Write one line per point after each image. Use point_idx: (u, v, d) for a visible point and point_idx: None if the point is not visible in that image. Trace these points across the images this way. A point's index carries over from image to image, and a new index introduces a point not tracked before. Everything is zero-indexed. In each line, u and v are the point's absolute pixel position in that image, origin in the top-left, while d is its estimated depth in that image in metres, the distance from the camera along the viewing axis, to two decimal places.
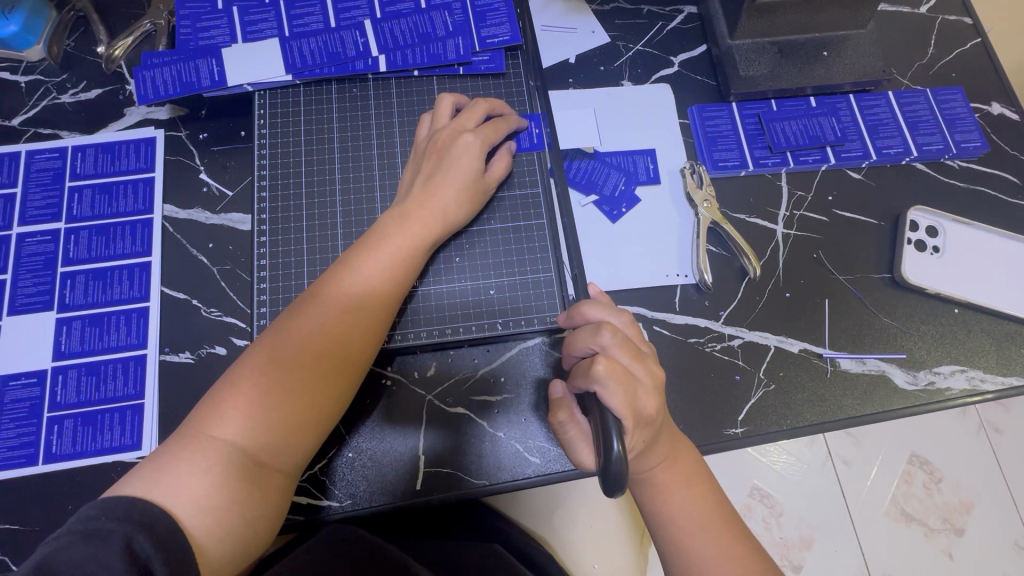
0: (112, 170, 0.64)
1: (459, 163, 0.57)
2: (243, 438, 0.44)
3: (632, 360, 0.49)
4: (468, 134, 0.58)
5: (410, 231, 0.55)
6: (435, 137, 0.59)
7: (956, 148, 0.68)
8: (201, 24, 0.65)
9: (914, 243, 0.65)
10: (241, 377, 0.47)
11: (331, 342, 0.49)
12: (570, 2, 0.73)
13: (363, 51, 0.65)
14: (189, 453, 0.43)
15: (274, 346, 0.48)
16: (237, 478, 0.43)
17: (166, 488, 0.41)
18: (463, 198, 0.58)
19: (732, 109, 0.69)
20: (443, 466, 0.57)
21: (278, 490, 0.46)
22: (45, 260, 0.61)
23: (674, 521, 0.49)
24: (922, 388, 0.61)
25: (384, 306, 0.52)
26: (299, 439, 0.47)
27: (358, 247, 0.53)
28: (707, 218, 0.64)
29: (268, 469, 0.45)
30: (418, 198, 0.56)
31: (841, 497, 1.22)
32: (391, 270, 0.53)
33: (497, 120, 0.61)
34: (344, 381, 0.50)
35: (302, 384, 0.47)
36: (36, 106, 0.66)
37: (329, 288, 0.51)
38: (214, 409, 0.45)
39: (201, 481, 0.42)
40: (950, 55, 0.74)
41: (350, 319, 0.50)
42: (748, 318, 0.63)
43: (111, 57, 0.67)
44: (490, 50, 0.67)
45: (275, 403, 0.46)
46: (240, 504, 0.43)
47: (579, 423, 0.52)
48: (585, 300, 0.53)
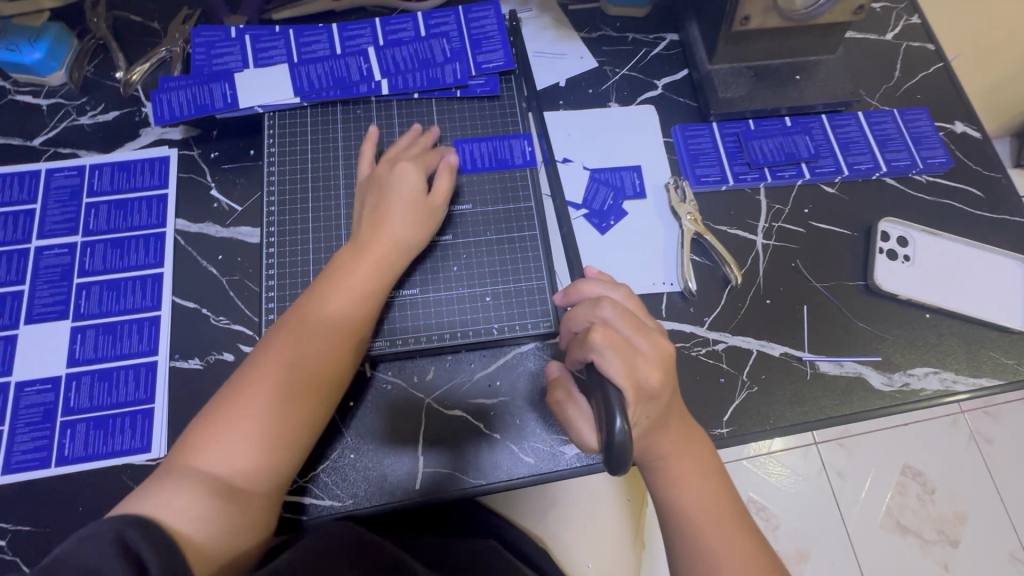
0: (128, 187, 0.68)
1: (399, 190, 0.61)
2: (220, 465, 0.47)
3: (634, 332, 0.52)
4: (404, 164, 0.62)
5: (369, 260, 0.58)
6: (375, 172, 0.63)
7: (922, 164, 0.73)
8: (215, 51, 0.69)
9: (886, 253, 0.69)
10: (215, 411, 0.50)
11: (306, 368, 0.52)
12: (560, 30, 0.78)
13: (367, 76, 0.69)
14: (169, 484, 0.46)
15: (251, 374, 0.51)
16: (220, 497, 0.46)
17: (154, 507, 0.44)
18: (411, 221, 0.60)
19: (713, 129, 0.74)
20: (442, 466, 0.59)
21: (261, 506, 0.49)
22: (62, 271, 0.64)
23: (683, 508, 0.52)
24: (897, 389, 0.64)
25: (355, 329, 0.56)
26: (278, 459, 0.50)
27: (322, 278, 0.57)
28: (691, 230, 0.68)
29: (249, 488, 0.48)
30: (370, 228, 0.60)
31: (837, 509, 1.24)
32: (358, 297, 0.56)
33: (427, 152, 0.65)
34: (320, 402, 0.53)
35: (278, 408, 0.50)
36: (56, 128, 0.70)
37: (300, 319, 0.54)
38: (195, 440, 0.48)
39: (186, 500, 0.45)
40: (915, 78, 0.79)
41: (324, 346, 0.53)
42: (731, 323, 0.66)
43: (128, 81, 0.71)
44: (485, 74, 0.72)
45: (252, 428, 0.49)
46: (225, 518, 0.46)
47: (578, 403, 0.56)
48: (584, 278, 0.57)
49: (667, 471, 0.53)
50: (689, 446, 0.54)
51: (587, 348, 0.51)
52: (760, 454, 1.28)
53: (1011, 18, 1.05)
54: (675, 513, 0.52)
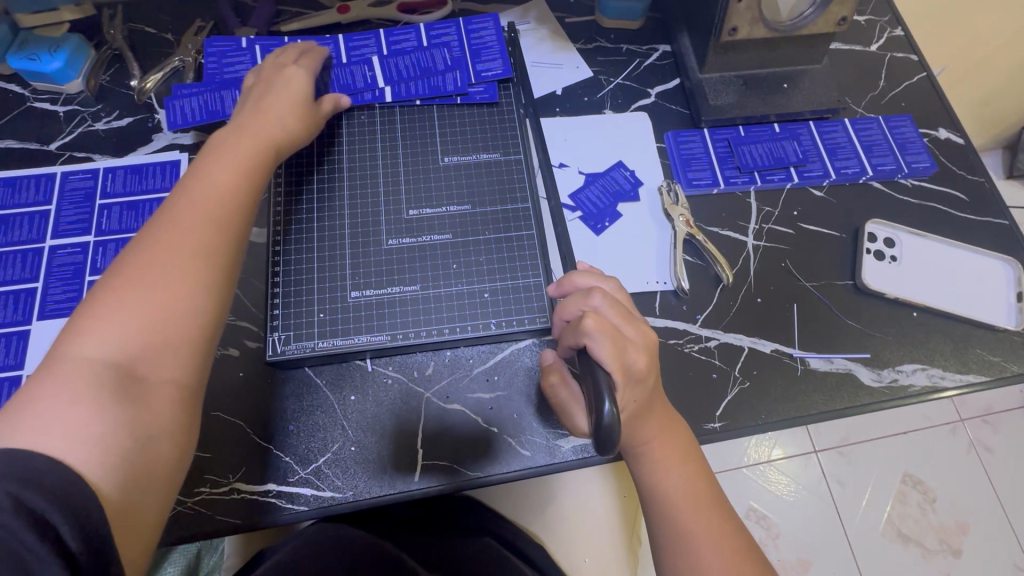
0: (139, 189, 0.70)
1: (287, 88, 0.64)
2: (111, 351, 0.43)
3: (622, 320, 0.54)
4: (291, 65, 0.66)
5: (239, 145, 0.57)
6: (260, 72, 0.66)
7: (907, 168, 0.75)
8: (226, 60, 0.72)
9: (873, 253, 0.71)
10: (104, 295, 0.45)
11: (182, 241, 0.48)
12: (558, 42, 0.82)
13: (371, 84, 0.72)
14: (56, 381, 0.41)
15: (144, 248, 0.48)
16: (112, 397, 0.41)
17: (29, 427, 0.38)
18: (294, 115, 0.63)
19: (705, 135, 0.77)
20: (440, 459, 0.60)
21: (166, 404, 0.44)
22: (74, 270, 0.66)
23: (666, 495, 0.53)
24: (886, 385, 0.66)
25: (244, 205, 0.54)
26: (181, 333, 0.46)
27: (197, 161, 0.56)
28: (683, 231, 0.70)
29: (148, 383, 0.44)
30: (246, 121, 0.60)
31: (839, 520, 1.24)
32: (237, 173, 0.55)
33: (313, 53, 0.69)
34: (220, 270, 0.49)
35: (179, 275, 0.47)
36: (72, 133, 0.73)
37: (189, 195, 0.52)
38: (74, 330, 0.43)
39: (69, 411, 0.40)
40: (899, 87, 0.82)
41: (220, 212, 0.51)
42: (723, 321, 0.68)
43: (143, 89, 0.75)
44: (485, 82, 0.75)
45: (144, 302, 0.45)
46: (124, 425, 0.41)
47: (570, 386, 0.58)
48: (575, 271, 0.60)
49: (653, 459, 0.54)
50: (674, 434, 0.55)
51: (577, 334, 0.53)
52: (760, 463, 1.28)
53: (994, 33, 1.09)
54: (658, 500, 0.54)
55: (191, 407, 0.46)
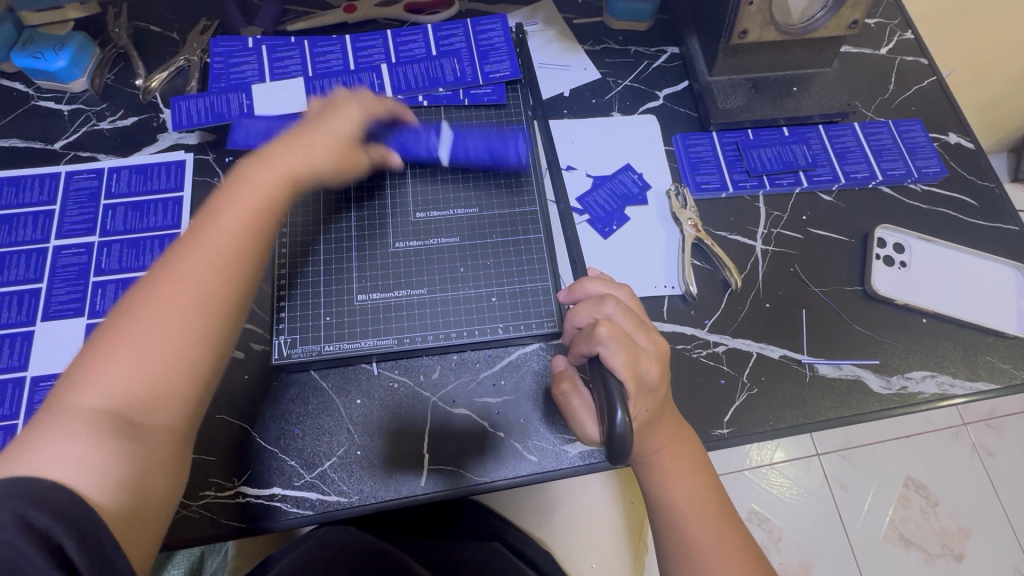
0: (144, 189, 0.70)
1: (333, 127, 0.60)
2: (118, 388, 0.44)
3: (635, 328, 0.54)
4: (358, 102, 0.62)
5: (255, 183, 0.54)
6: (318, 107, 0.62)
7: (917, 173, 0.75)
8: (233, 60, 0.72)
9: (882, 258, 0.71)
10: (119, 329, 0.45)
11: (198, 281, 0.48)
12: (565, 43, 0.81)
13: (378, 91, 0.71)
14: (60, 416, 0.42)
15: (149, 291, 0.47)
16: (109, 435, 0.42)
17: (39, 456, 0.40)
18: (329, 154, 0.59)
19: (713, 138, 0.76)
20: (447, 464, 0.60)
21: (165, 443, 0.45)
22: (79, 270, 0.66)
23: (673, 504, 0.53)
24: (895, 392, 0.65)
25: (257, 238, 0.52)
26: (178, 378, 0.46)
27: (213, 199, 0.53)
28: (692, 235, 0.70)
29: (146, 424, 0.44)
30: (269, 158, 0.56)
31: (841, 523, 1.24)
32: (250, 216, 0.52)
33: (386, 101, 0.66)
34: (219, 322, 0.48)
35: (190, 317, 0.47)
36: (77, 132, 0.73)
37: (198, 236, 0.50)
38: (78, 373, 0.44)
39: (69, 445, 0.40)
40: (909, 91, 0.81)
41: (227, 261, 0.50)
42: (731, 326, 0.67)
43: (148, 89, 0.74)
44: (492, 83, 0.74)
45: (146, 348, 0.45)
46: (124, 458, 0.42)
47: (582, 394, 0.57)
48: (586, 278, 0.59)
49: (660, 468, 0.54)
50: (682, 444, 0.55)
51: (590, 343, 0.53)
52: (763, 465, 1.28)
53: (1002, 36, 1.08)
54: (665, 509, 0.53)
55: (184, 444, 0.47)
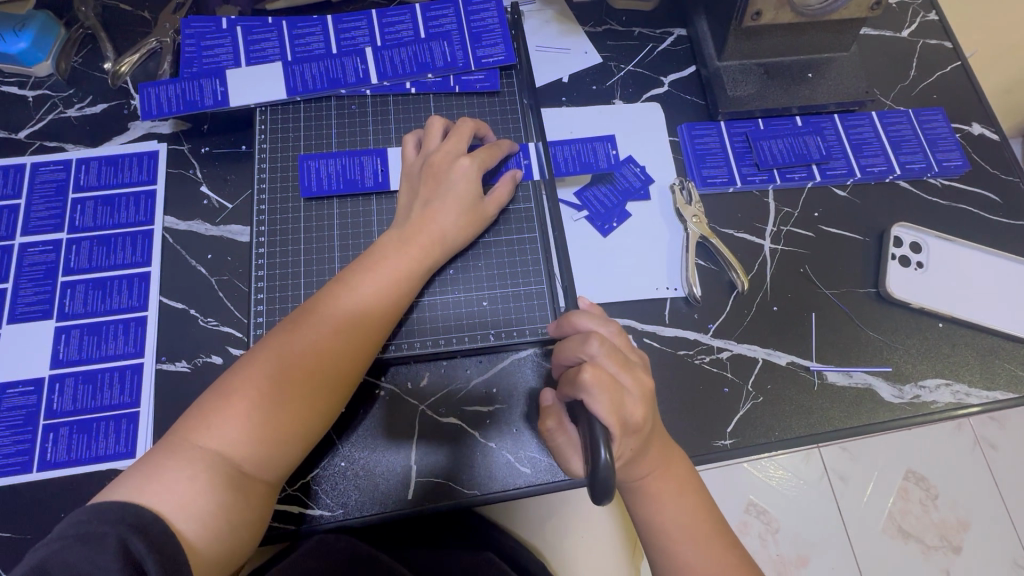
0: (115, 182, 0.66)
1: (457, 188, 0.59)
2: (231, 448, 0.45)
3: (620, 368, 0.50)
4: (463, 159, 0.59)
5: (410, 253, 0.56)
6: (429, 160, 0.60)
7: (938, 167, 0.70)
8: (206, 42, 0.67)
9: (898, 259, 0.67)
10: (236, 387, 0.48)
11: (315, 357, 0.50)
12: (564, 24, 0.76)
13: (362, 78, 0.66)
14: (177, 461, 0.44)
15: (274, 361, 0.49)
16: (221, 485, 0.44)
17: (153, 494, 0.42)
18: (461, 219, 0.59)
19: (721, 128, 0.72)
20: (436, 476, 0.57)
21: (260, 497, 0.47)
22: (46, 269, 0.62)
23: (664, 528, 0.50)
24: (908, 401, 0.62)
25: (380, 323, 0.53)
26: (289, 445, 0.48)
27: (356, 268, 0.55)
28: (697, 233, 0.66)
29: (251, 479, 0.46)
30: (415, 223, 0.57)
31: (839, 514, 1.21)
32: (389, 294, 0.54)
33: (492, 146, 0.62)
34: (332, 397, 0.50)
35: (306, 393, 0.49)
36: (43, 120, 0.68)
37: (325, 311, 0.52)
38: (203, 418, 0.46)
39: (186, 487, 0.43)
40: (931, 77, 0.76)
41: (346, 342, 0.51)
42: (736, 331, 0.64)
43: (117, 73, 0.69)
44: (486, 69, 0.69)
45: (267, 413, 0.47)
46: (225, 509, 0.44)
47: (567, 431, 0.54)
48: (575, 310, 0.55)
49: (648, 491, 0.51)
50: (671, 465, 0.52)
51: (572, 388, 0.49)
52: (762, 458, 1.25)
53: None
54: (655, 533, 0.51)
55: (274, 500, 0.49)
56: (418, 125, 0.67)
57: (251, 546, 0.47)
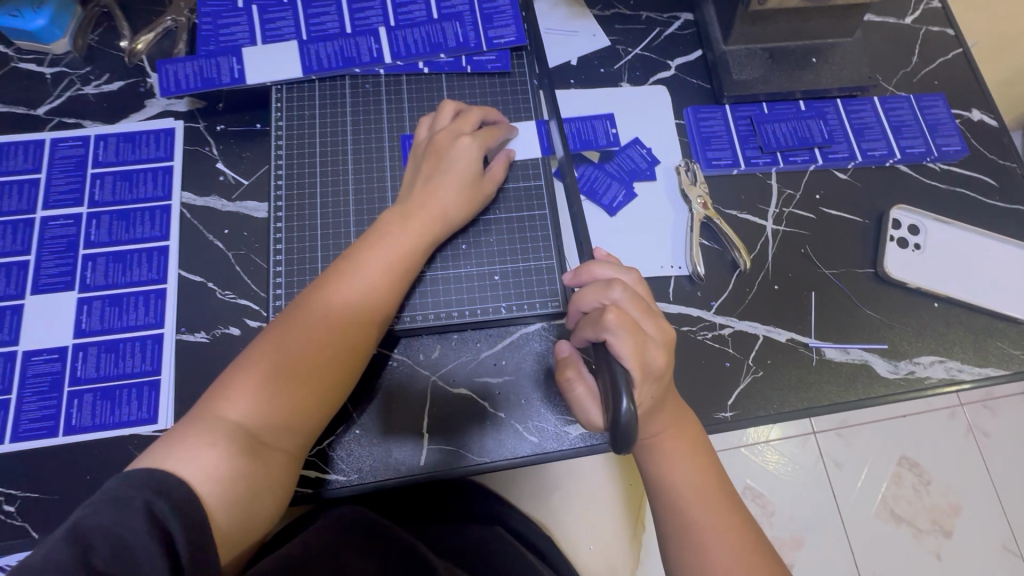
0: (133, 158, 0.67)
1: (458, 166, 0.60)
2: (251, 419, 0.48)
3: (643, 315, 0.52)
4: (466, 138, 0.60)
5: (412, 230, 0.58)
6: (434, 138, 0.61)
7: (937, 151, 0.72)
8: (222, 21, 0.68)
9: (896, 241, 0.69)
10: (255, 362, 0.50)
11: (329, 331, 0.52)
12: (572, 7, 0.77)
13: (376, 58, 0.68)
14: (198, 433, 0.46)
15: (286, 334, 0.51)
16: (241, 453, 0.46)
17: (177, 462, 0.44)
18: (462, 197, 0.60)
19: (726, 112, 0.73)
20: (447, 443, 0.60)
21: (281, 467, 0.49)
22: (67, 242, 0.64)
23: (675, 487, 0.53)
24: (902, 377, 0.64)
25: (387, 296, 0.55)
26: (308, 415, 0.50)
27: (360, 245, 0.56)
28: (701, 213, 0.68)
29: (269, 449, 0.48)
30: (417, 200, 0.59)
31: (832, 497, 1.25)
32: (393, 269, 0.56)
33: (493, 127, 0.64)
34: (343, 369, 0.52)
35: (321, 365, 0.51)
36: (61, 97, 0.69)
37: (335, 285, 0.54)
38: (224, 391, 0.48)
39: (209, 454, 0.45)
40: (932, 64, 0.78)
41: (352, 314, 0.53)
42: (738, 308, 0.66)
43: (133, 51, 0.70)
44: (497, 50, 0.70)
45: (281, 384, 0.49)
46: (245, 476, 0.46)
47: (586, 381, 0.55)
48: (595, 260, 0.57)
49: (660, 449, 0.54)
50: (682, 428, 0.54)
51: (595, 332, 0.50)
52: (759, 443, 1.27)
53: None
54: (664, 488, 0.53)
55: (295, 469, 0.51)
56: (431, 108, 0.68)
57: (272, 513, 0.48)
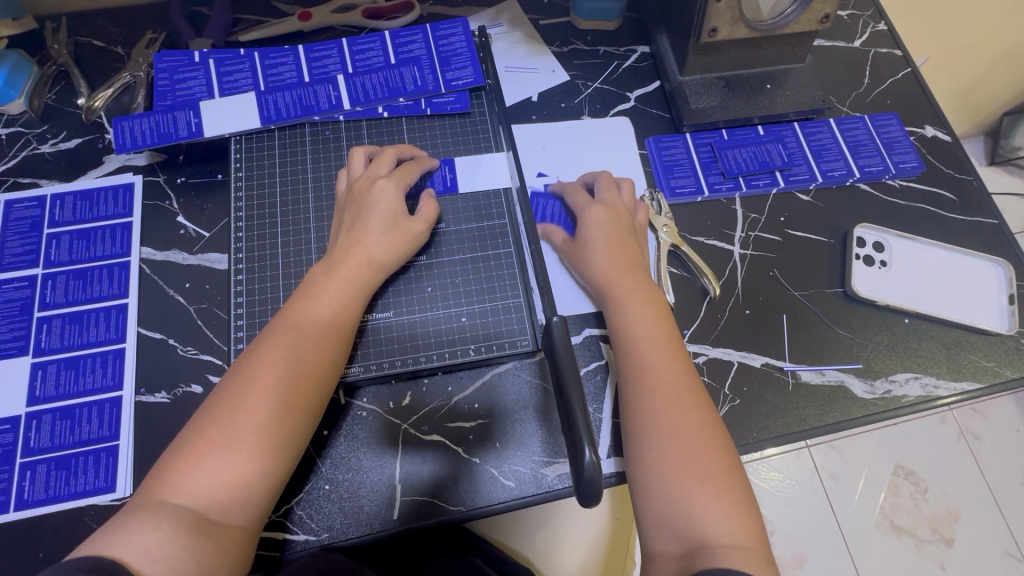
0: (91, 216, 0.66)
1: (378, 210, 0.60)
2: (194, 495, 0.45)
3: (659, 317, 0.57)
4: (382, 181, 0.61)
5: (340, 278, 0.57)
6: (353, 187, 0.62)
7: (895, 169, 0.73)
8: (178, 76, 0.68)
9: (862, 258, 0.69)
10: (191, 438, 0.48)
11: (265, 390, 0.50)
12: (531, 45, 0.78)
13: (335, 105, 0.68)
14: (141, 514, 0.43)
15: (226, 401, 0.49)
16: (187, 531, 0.43)
17: (119, 544, 0.42)
18: (388, 240, 0.59)
19: (686, 140, 0.74)
20: (420, 494, 0.57)
21: (233, 541, 0.46)
22: (22, 306, 0.62)
23: (680, 447, 0.49)
24: (879, 396, 0.64)
25: (325, 345, 0.54)
26: (255, 482, 0.47)
27: (291, 302, 0.56)
28: (668, 242, 0.68)
29: (219, 525, 0.45)
30: (341, 250, 0.58)
31: (831, 513, 1.22)
32: (328, 318, 0.55)
33: (409, 164, 0.64)
34: (288, 427, 0.50)
35: (259, 427, 0.48)
36: (16, 157, 0.68)
37: (269, 343, 0.52)
38: (163, 475, 0.46)
39: (151, 537, 0.42)
40: (884, 84, 0.80)
41: (291, 362, 0.51)
42: (711, 335, 0.65)
43: (92, 108, 0.70)
44: (456, 91, 0.71)
45: (222, 455, 0.47)
46: (194, 554, 0.43)
47: None
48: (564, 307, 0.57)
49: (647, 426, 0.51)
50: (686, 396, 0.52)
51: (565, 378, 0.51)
52: (754, 460, 1.25)
53: (963, 17, 1.09)
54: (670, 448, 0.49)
55: (251, 547, 0.48)
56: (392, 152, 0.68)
57: None
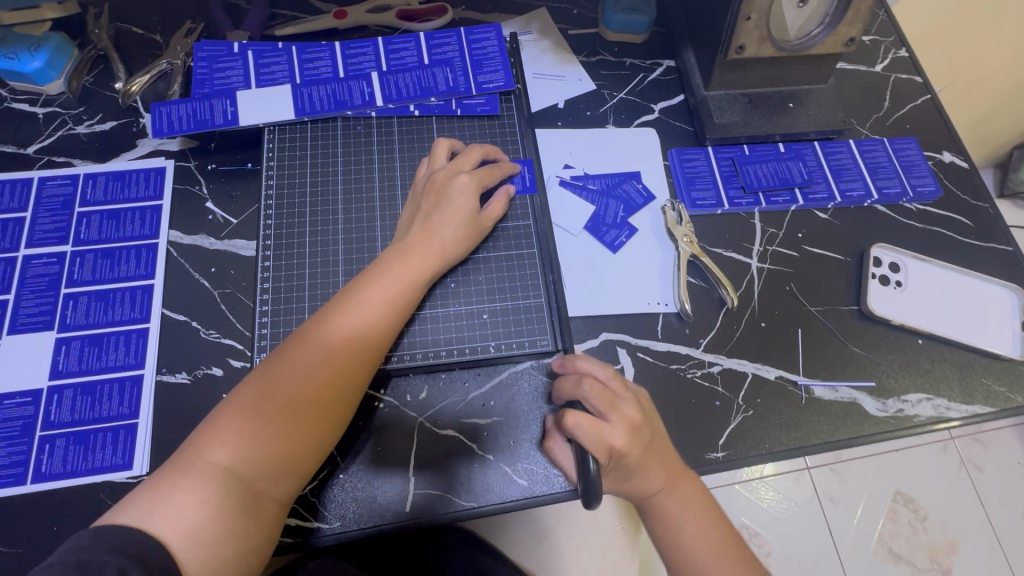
0: (122, 197, 0.67)
1: (456, 205, 0.61)
2: (240, 465, 0.47)
3: (608, 408, 0.52)
4: (464, 175, 0.62)
5: (410, 266, 0.57)
6: (433, 177, 0.63)
7: (912, 192, 0.75)
8: (217, 65, 0.69)
9: (877, 278, 0.70)
10: (244, 404, 0.49)
11: (327, 370, 0.51)
12: (559, 54, 0.80)
13: (368, 101, 0.69)
14: (187, 482, 0.45)
15: (286, 374, 0.50)
16: (231, 508, 0.45)
17: (165, 515, 0.44)
18: (460, 234, 0.61)
19: (709, 153, 0.75)
20: (433, 488, 0.58)
21: (271, 517, 0.48)
22: (49, 281, 0.63)
23: (681, 545, 0.55)
24: (891, 414, 0.64)
25: (387, 333, 0.55)
26: (301, 459, 0.49)
27: (357, 281, 0.56)
28: (687, 252, 0.69)
29: (262, 498, 0.47)
30: (415, 238, 0.59)
31: (829, 535, 1.21)
32: (394, 304, 0.55)
33: (493, 167, 0.65)
34: (340, 409, 0.51)
35: (316, 406, 0.50)
36: (51, 136, 0.70)
37: (333, 321, 0.53)
38: (213, 437, 0.47)
39: (196, 512, 0.44)
40: (903, 109, 0.81)
41: (358, 348, 0.53)
42: (726, 346, 0.66)
43: (128, 92, 0.71)
44: (486, 94, 0.72)
45: (274, 430, 0.48)
46: (234, 535, 0.45)
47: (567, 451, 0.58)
48: (577, 353, 0.58)
49: (658, 508, 0.55)
50: (680, 487, 0.55)
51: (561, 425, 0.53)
52: (753, 479, 1.26)
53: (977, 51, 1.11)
54: (673, 544, 0.55)
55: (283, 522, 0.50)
56: (421, 151, 0.69)
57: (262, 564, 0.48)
